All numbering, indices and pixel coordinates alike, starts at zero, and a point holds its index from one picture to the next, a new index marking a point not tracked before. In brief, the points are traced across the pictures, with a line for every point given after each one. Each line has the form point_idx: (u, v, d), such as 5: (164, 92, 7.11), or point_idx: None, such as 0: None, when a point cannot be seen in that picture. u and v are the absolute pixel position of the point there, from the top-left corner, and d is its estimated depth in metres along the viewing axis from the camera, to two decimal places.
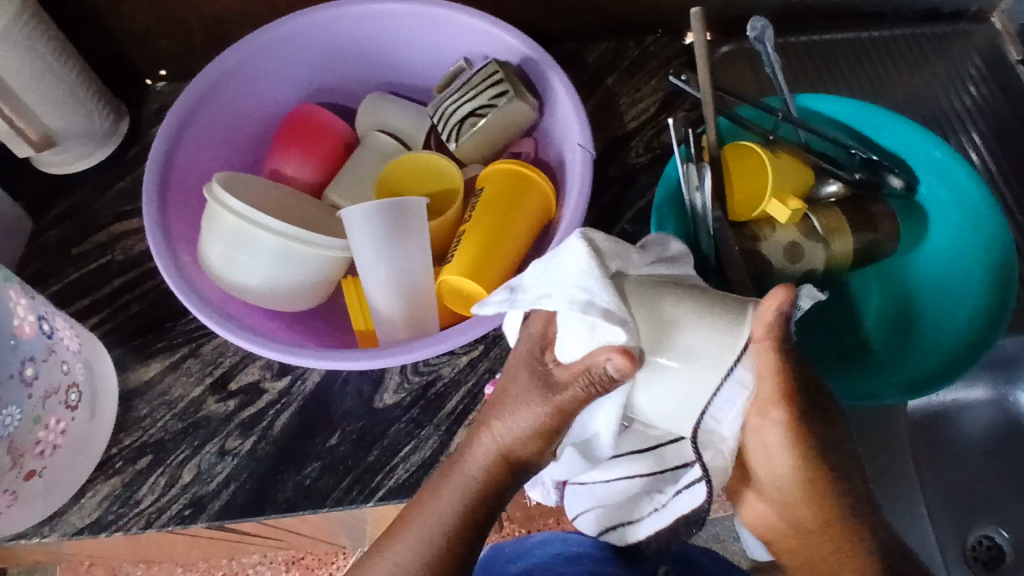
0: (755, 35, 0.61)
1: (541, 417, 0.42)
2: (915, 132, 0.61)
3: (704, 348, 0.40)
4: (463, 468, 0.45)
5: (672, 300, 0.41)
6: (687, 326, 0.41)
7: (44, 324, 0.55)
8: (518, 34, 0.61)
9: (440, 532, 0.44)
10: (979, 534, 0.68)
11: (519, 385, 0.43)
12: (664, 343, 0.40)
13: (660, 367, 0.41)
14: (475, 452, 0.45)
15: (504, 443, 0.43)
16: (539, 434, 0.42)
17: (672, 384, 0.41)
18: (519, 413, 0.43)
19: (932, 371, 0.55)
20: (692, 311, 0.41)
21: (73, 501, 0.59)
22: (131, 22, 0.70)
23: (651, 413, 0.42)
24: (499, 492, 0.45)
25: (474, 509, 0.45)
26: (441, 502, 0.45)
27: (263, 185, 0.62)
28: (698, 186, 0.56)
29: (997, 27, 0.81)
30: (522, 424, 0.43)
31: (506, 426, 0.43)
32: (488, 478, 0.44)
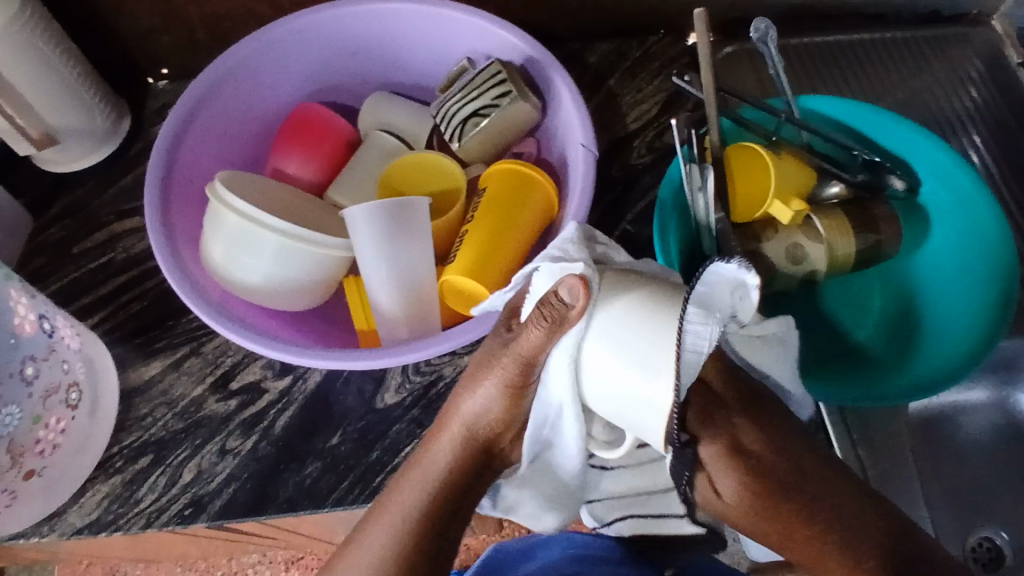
0: (758, 36, 0.60)
1: (506, 376, 0.42)
2: (917, 134, 0.61)
3: (654, 339, 0.39)
4: (430, 457, 0.45)
5: (636, 286, 0.41)
6: (643, 321, 0.39)
7: (45, 323, 0.55)
8: (521, 34, 0.61)
9: (421, 495, 0.44)
10: (980, 536, 0.68)
11: (481, 364, 0.44)
12: (610, 314, 0.39)
13: (604, 336, 0.39)
14: (441, 437, 0.45)
15: (476, 404, 0.44)
16: (509, 399, 0.43)
17: (612, 361, 0.39)
18: (485, 389, 0.43)
19: (932, 375, 0.56)
20: (653, 304, 0.40)
21: (73, 500, 0.59)
22: (133, 19, 0.70)
23: (593, 391, 0.40)
24: (469, 475, 0.45)
25: (445, 496, 0.44)
26: (410, 492, 0.44)
27: (265, 184, 0.61)
28: (701, 186, 0.56)
29: (998, 30, 0.82)
30: (490, 398, 0.43)
31: (471, 407, 0.44)
32: (463, 442, 0.45)
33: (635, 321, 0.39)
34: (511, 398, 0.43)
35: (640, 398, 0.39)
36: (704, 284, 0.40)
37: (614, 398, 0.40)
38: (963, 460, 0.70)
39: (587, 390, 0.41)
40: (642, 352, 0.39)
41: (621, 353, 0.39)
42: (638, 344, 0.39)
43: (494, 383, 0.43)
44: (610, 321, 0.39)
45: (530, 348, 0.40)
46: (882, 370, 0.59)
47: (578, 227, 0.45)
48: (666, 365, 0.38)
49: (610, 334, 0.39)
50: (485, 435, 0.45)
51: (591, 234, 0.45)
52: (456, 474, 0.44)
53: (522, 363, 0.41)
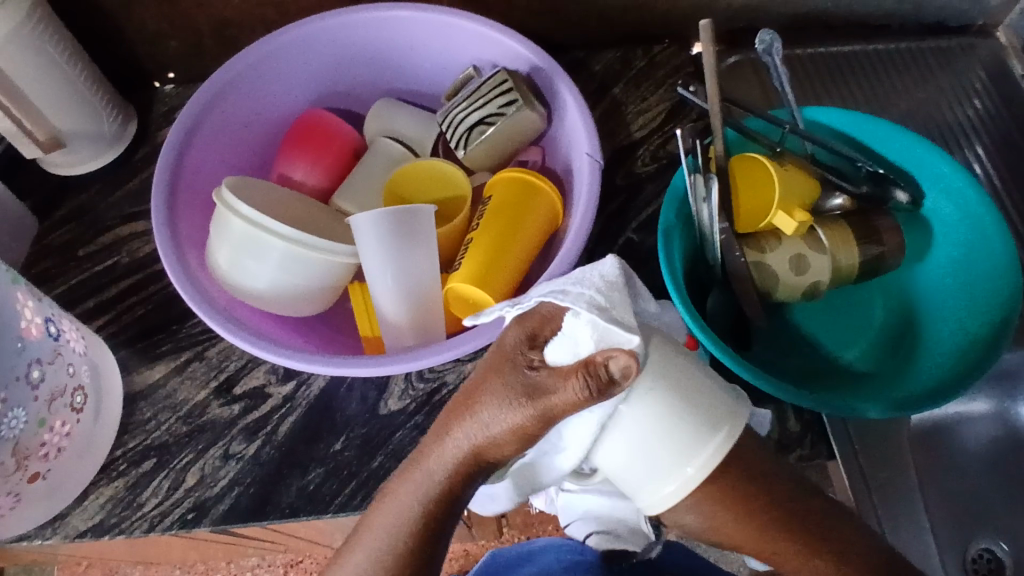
0: (763, 48, 0.61)
1: (518, 419, 0.39)
2: (922, 147, 0.61)
3: (685, 444, 0.39)
4: (422, 473, 0.41)
5: (679, 376, 0.40)
6: (679, 423, 0.39)
7: (51, 326, 0.55)
8: (528, 43, 0.62)
9: (406, 531, 0.41)
10: (980, 547, 0.68)
11: (492, 382, 0.40)
12: (646, 404, 0.39)
13: (633, 421, 0.39)
14: (436, 455, 0.41)
15: (481, 439, 0.40)
16: (512, 437, 0.39)
17: (631, 444, 0.39)
18: (492, 413, 0.39)
19: (939, 387, 0.55)
20: (691, 406, 0.39)
21: (77, 503, 0.59)
22: (141, 23, 0.70)
23: (604, 456, 0.41)
24: (460, 498, 0.41)
25: (431, 515, 0.41)
26: (394, 510, 0.41)
27: (271, 190, 0.62)
28: (704, 198, 0.57)
29: (1003, 41, 0.82)
30: (495, 427, 0.39)
31: (471, 430, 0.40)
32: (458, 477, 0.41)
33: (671, 418, 0.39)
34: (517, 431, 0.39)
35: (652, 482, 0.40)
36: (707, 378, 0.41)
37: (628, 472, 0.40)
38: (964, 471, 0.70)
39: (601, 454, 0.41)
40: (669, 449, 0.39)
41: (649, 443, 0.39)
42: (667, 442, 0.39)
43: (505, 414, 0.39)
44: (648, 408, 0.39)
45: (559, 409, 0.37)
46: (883, 385, 0.58)
47: (617, 268, 0.44)
48: (692, 469, 0.39)
49: (645, 423, 0.39)
50: (484, 461, 0.41)
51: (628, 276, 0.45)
52: (447, 496, 0.41)
53: (541, 416, 0.38)
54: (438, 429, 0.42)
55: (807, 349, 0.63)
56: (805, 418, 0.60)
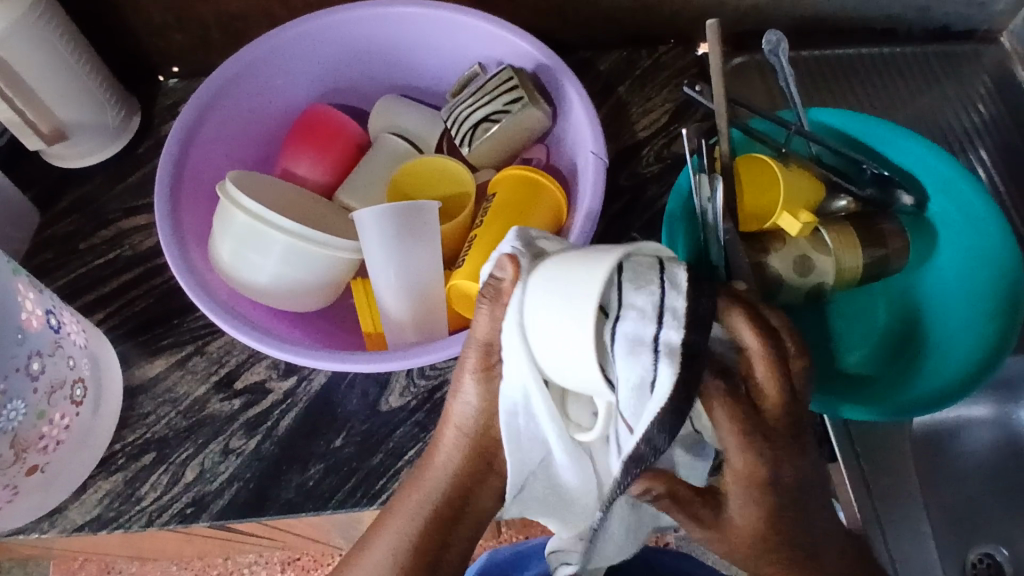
0: (769, 49, 0.60)
1: (477, 370, 0.44)
2: (927, 150, 0.61)
3: (578, 284, 0.38)
4: (433, 467, 0.47)
5: (566, 253, 0.41)
6: (565, 274, 0.39)
7: (52, 318, 0.55)
8: (533, 41, 0.62)
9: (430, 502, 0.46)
10: (980, 551, 0.68)
11: (462, 366, 0.45)
12: (545, 282, 0.40)
13: (539, 297, 0.40)
14: (440, 445, 0.47)
15: (469, 409, 0.45)
16: (486, 391, 0.44)
17: (551, 322, 0.39)
18: (467, 390, 0.45)
19: (940, 390, 0.56)
20: (571, 261, 0.40)
21: (75, 497, 0.59)
22: (147, 16, 0.70)
23: (545, 359, 0.40)
24: (472, 475, 0.46)
25: (450, 495, 0.46)
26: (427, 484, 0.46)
27: (274, 184, 0.62)
28: (709, 197, 0.55)
29: (1007, 48, 0.81)
30: (472, 394, 0.45)
31: (461, 411, 0.46)
32: (460, 445, 0.46)
33: (559, 280, 0.39)
34: (487, 391, 0.44)
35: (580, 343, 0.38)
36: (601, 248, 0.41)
37: (561, 358, 0.39)
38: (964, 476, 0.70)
39: (542, 358, 0.40)
40: (575, 298, 0.38)
41: (558, 306, 0.39)
42: (564, 299, 0.38)
43: (472, 381, 0.45)
44: (537, 286, 0.40)
45: (482, 334, 0.43)
46: (887, 385, 0.58)
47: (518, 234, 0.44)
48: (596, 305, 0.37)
49: (540, 298, 0.39)
50: (480, 438, 0.45)
51: (532, 239, 0.44)
52: (459, 478, 0.46)
53: (480, 348, 0.44)
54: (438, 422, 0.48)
55: (808, 352, 0.62)
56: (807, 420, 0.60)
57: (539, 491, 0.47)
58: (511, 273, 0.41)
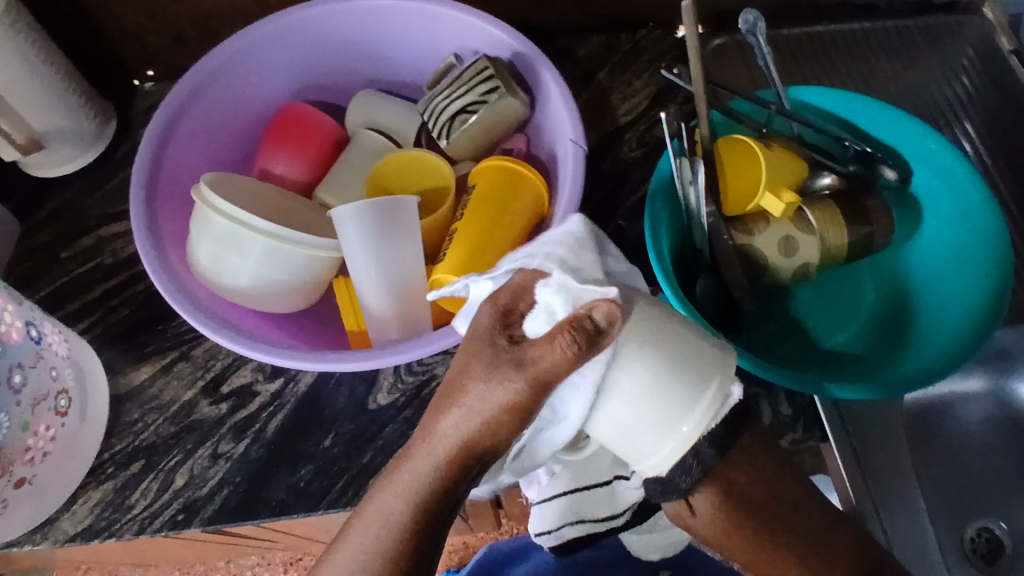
0: (747, 28, 0.60)
1: (517, 394, 0.37)
2: (910, 124, 0.60)
3: (679, 388, 0.38)
4: (408, 474, 0.40)
5: (662, 331, 0.39)
6: (678, 349, 0.38)
7: (32, 329, 0.54)
8: (507, 29, 0.61)
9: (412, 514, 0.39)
10: (978, 526, 0.68)
11: (469, 365, 0.38)
12: (639, 348, 0.38)
13: (634, 359, 0.38)
14: (426, 452, 0.39)
15: (479, 422, 0.38)
16: (512, 413, 0.37)
17: (636, 401, 0.38)
18: (477, 397, 0.37)
19: (931, 365, 0.54)
20: (680, 342, 0.39)
21: (65, 507, 0.58)
22: (118, 19, 0.69)
23: (602, 417, 0.39)
24: (457, 491, 0.40)
25: (434, 508, 0.39)
26: (405, 495, 0.39)
27: (250, 183, 0.61)
28: (692, 180, 0.55)
29: (990, 18, 0.81)
30: (488, 409, 0.37)
31: (458, 421, 0.38)
32: (459, 459, 0.39)
33: (665, 359, 0.38)
34: (508, 413, 0.37)
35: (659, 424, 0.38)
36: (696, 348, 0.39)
37: (621, 430, 0.39)
38: (963, 451, 0.70)
39: (599, 421, 0.40)
40: (661, 393, 0.38)
41: (654, 385, 0.38)
42: (676, 381, 0.38)
43: (491, 394, 0.37)
44: (632, 356, 0.38)
45: (548, 367, 0.36)
46: (878, 362, 0.58)
47: (584, 224, 0.44)
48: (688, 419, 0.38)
49: (649, 368, 0.38)
50: (475, 452, 0.39)
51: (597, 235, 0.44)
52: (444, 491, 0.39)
53: (535, 382, 0.36)
54: (423, 425, 0.40)
55: (785, 334, 0.62)
56: (798, 402, 0.60)
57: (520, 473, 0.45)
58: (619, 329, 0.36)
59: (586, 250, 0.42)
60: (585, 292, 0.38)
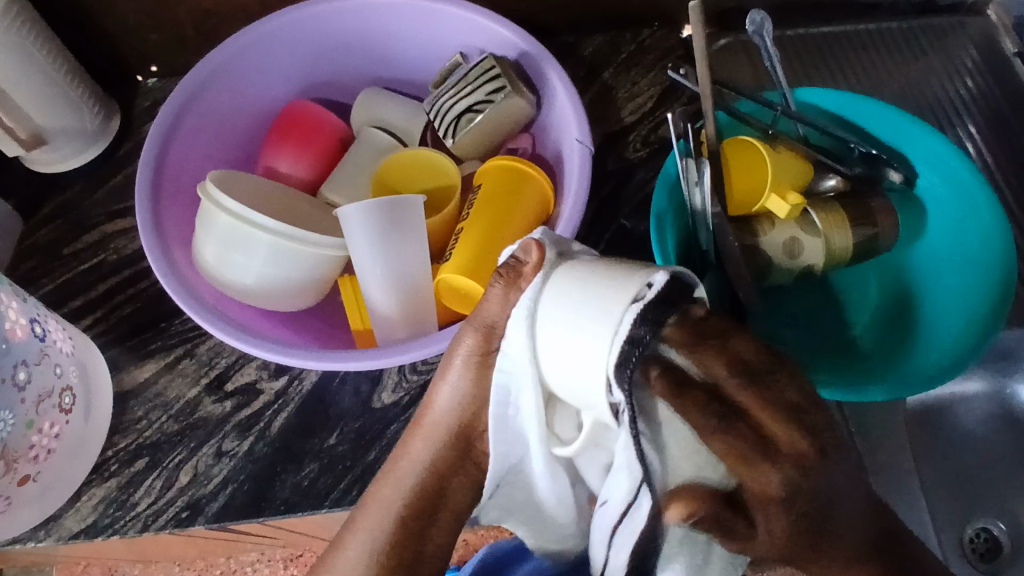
0: (754, 29, 0.60)
1: (473, 349, 0.41)
2: (916, 127, 0.60)
3: (594, 303, 0.35)
4: (407, 460, 0.43)
5: (584, 262, 0.38)
6: (599, 272, 0.37)
7: (37, 327, 0.54)
8: (515, 29, 0.61)
9: (406, 489, 0.43)
10: (978, 526, 0.68)
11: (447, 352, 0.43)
12: (554, 274, 0.38)
13: (552, 287, 0.37)
14: (418, 430, 0.44)
15: (456, 387, 0.42)
16: (476, 372, 0.41)
17: (563, 331, 0.36)
18: (451, 363, 0.42)
19: (939, 366, 0.54)
20: (602, 266, 0.37)
21: (69, 504, 0.58)
22: (122, 15, 0.69)
23: (547, 367, 0.37)
24: (447, 467, 0.43)
25: (427, 486, 0.43)
26: (404, 471, 0.43)
27: (256, 182, 0.61)
28: (697, 182, 0.56)
29: (993, 20, 0.81)
30: (458, 374, 0.42)
31: (443, 400, 0.43)
32: (445, 430, 0.43)
33: (585, 281, 0.36)
34: (478, 376, 0.41)
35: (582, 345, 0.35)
36: (622, 275, 0.36)
37: (563, 376, 0.37)
38: (964, 450, 0.70)
39: (546, 370, 0.37)
40: (579, 313, 0.36)
41: (573, 307, 0.36)
42: (592, 298, 0.36)
43: (460, 359, 0.42)
44: (552, 287, 0.37)
45: (490, 313, 0.40)
46: (883, 363, 0.58)
47: None
48: (605, 331, 0.35)
49: (567, 292, 0.37)
50: (460, 426, 0.43)
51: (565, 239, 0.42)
52: (434, 467, 0.43)
53: (483, 329, 0.41)
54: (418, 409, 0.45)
55: (792, 334, 0.62)
56: None
57: (520, 498, 0.46)
58: (535, 257, 0.38)
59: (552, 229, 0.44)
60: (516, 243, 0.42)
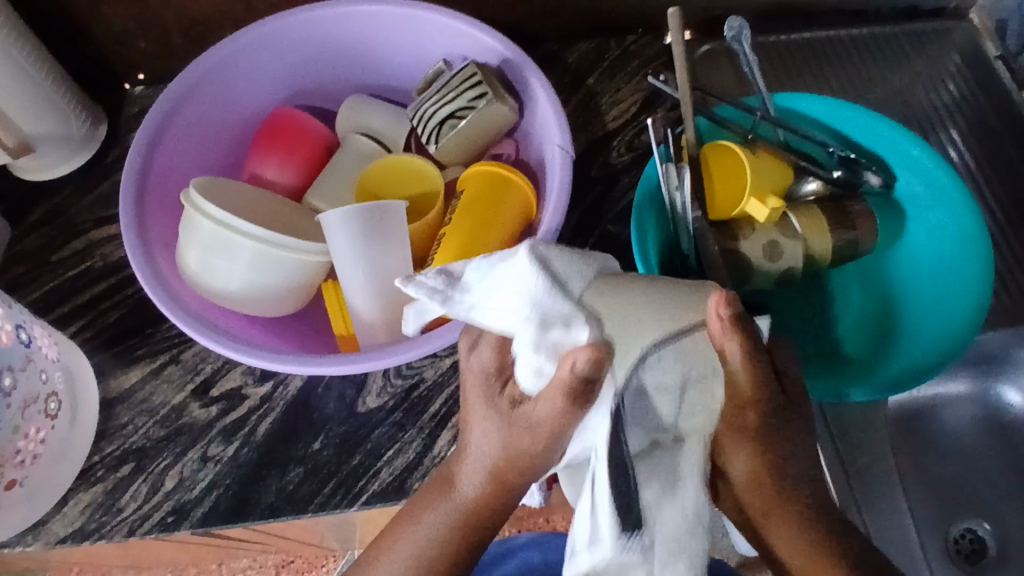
0: (733, 35, 0.61)
1: (510, 431, 0.42)
2: (894, 131, 0.61)
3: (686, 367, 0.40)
4: (431, 516, 0.46)
5: (644, 329, 0.39)
6: (657, 296, 0.41)
7: (22, 333, 0.55)
8: (496, 35, 0.61)
9: (431, 548, 0.45)
10: (962, 527, 0.68)
11: (474, 402, 0.44)
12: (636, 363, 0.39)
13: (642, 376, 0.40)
14: (445, 494, 0.46)
15: (489, 459, 0.44)
16: (516, 454, 0.43)
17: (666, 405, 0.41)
18: (486, 436, 0.44)
19: (913, 369, 0.57)
20: (669, 321, 0.39)
21: (56, 509, 0.59)
22: (108, 23, 0.70)
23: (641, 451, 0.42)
24: (475, 528, 0.45)
25: (455, 544, 0.45)
26: (430, 527, 0.46)
27: (239, 188, 0.61)
28: (678, 186, 0.56)
29: (976, 24, 0.82)
30: (492, 448, 0.43)
31: (471, 463, 0.45)
32: (478, 496, 0.45)
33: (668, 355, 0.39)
34: (515, 455, 0.43)
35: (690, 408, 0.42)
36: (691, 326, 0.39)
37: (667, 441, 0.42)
38: (950, 453, 0.71)
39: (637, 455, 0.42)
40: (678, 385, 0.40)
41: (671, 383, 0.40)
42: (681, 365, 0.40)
43: (496, 436, 0.43)
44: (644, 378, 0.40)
45: (551, 420, 0.40)
46: (860, 365, 0.59)
47: (531, 254, 0.40)
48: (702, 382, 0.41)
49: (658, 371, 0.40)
50: (490, 492, 0.45)
51: (546, 253, 0.41)
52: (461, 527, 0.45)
53: (534, 426, 0.41)
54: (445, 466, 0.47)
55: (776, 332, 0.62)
56: None
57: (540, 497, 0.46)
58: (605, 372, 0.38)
59: (544, 279, 0.40)
60: (559, 340, 0.39)
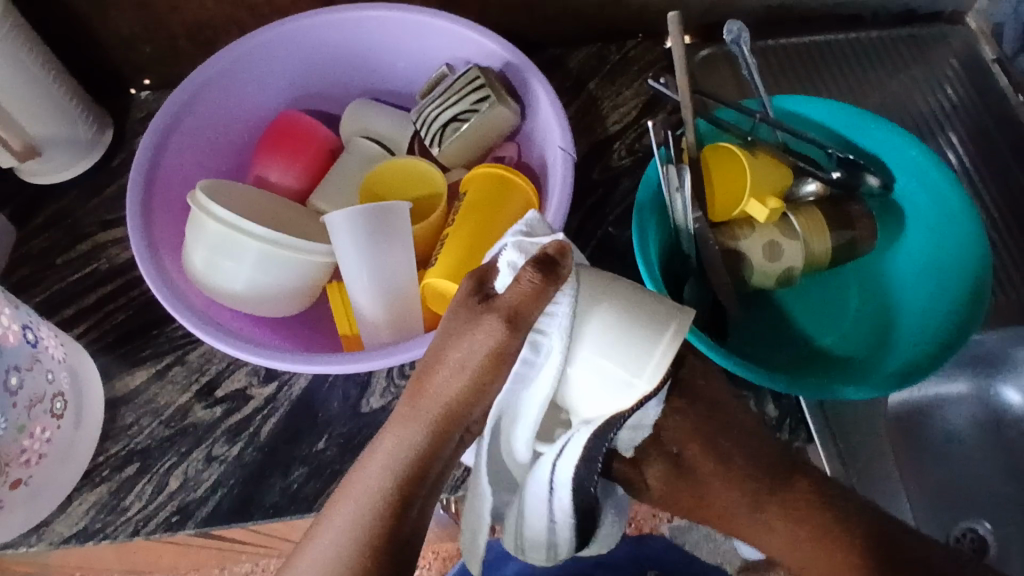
0: (731, 38, 0.61)
1: (489, 342, 0.41)
2: (892, 134, 0.62)
3: (632, 349, 0.41)
4: (394, 444, 0.42)
5: (608, 299, 0.41)
6: (640, 303, 0.41)
7: (28, 332, 0.55)
8: (498, 39, 0.62)
9: (389, 478, 0.42)
10: (964, 526, 0.68)
11: (451, 324, 0.43)
12: (588, 314, 0.41)
13: (585, 329, 0.41)
14: (410, 420, 0.42)
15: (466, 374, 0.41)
16: (491, 363, 0.41)
17: (601, 363, 0.41)
18: (465, 349, 0.41)
19: (912, 366, 0.56)
20: (636, 310, 0.41)
21: (60, 510, 0.59)
22: (116, 28, 0.71)
23: (576, 388, 0.43)
24: (435, 457, 0.42)
25: (415, 475, 0.42)
26: (388, 459, 0.42)
27: (245, 190, 0.62)
28: (678, 187, 0.57)
29: (973, 28, 0.83)
30: (469, 359, 0.41)
31: (443, 382, 0.42)
32: (446, 413, 0.42)
33: (619, 330, 0.41)
34: (493, 369, 0.41)
35: (626, 380, 0.41)
36: (647, 326, 0.41)
37: (597, 403, 0.43)
38: (949, 452, 0.71)
39: (570, 393, 0.43)
40: (619, 358, 0.41)
41: (612, 353, 0.41)
42: (628, 344, 0.40)
43: (477, 348, 0.41)
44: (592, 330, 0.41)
45: (514, 301, 0.40)
46: (857, 366, 0.59)
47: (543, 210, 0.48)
48: (641, 375, 0.40)
49: (606, 336, 0.41)
50: (458, 411, 0.42)
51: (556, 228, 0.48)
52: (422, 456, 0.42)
53: (507, 321, 0.40)
54: (411, 393, 0.43)
55: (777, 334, 0.63)
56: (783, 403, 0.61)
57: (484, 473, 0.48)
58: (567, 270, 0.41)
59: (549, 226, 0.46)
60: (535, 245, 0.44)
